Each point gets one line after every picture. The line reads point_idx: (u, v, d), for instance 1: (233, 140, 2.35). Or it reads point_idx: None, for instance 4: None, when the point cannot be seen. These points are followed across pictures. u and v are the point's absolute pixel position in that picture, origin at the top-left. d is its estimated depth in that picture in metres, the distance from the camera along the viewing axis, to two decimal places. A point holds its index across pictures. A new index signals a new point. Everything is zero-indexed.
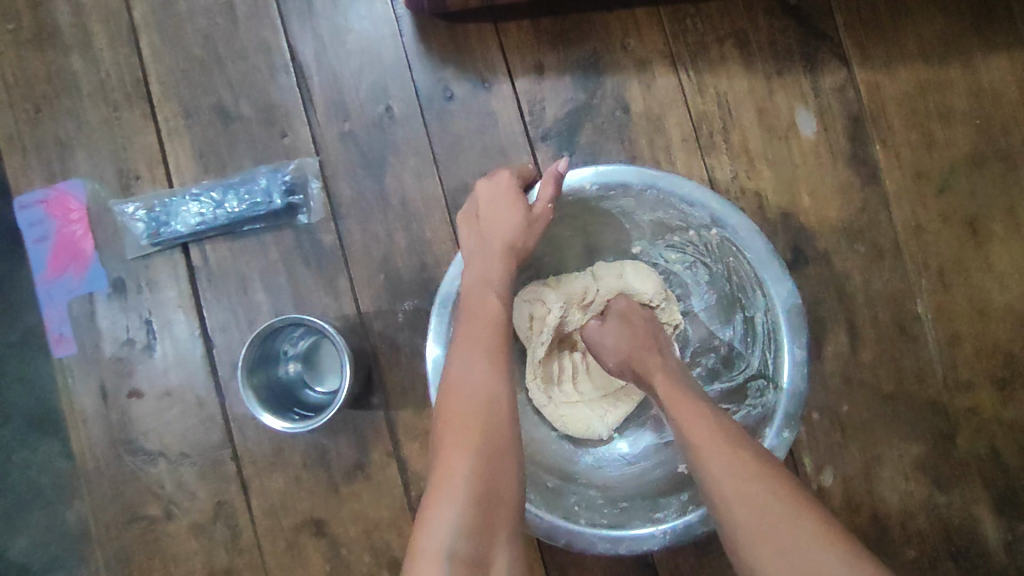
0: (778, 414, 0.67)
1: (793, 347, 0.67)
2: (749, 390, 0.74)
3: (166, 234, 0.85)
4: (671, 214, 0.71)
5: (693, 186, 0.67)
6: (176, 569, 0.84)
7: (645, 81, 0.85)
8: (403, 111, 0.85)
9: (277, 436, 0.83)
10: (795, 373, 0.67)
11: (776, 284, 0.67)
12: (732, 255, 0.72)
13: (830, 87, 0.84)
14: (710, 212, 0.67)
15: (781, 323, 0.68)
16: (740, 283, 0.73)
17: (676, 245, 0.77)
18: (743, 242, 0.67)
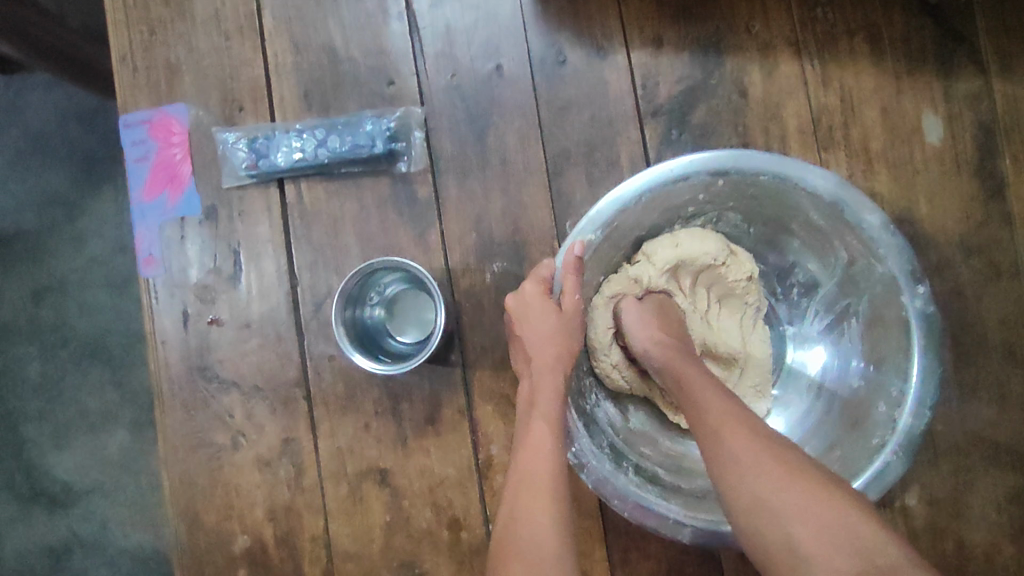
0: (898, 273, 0.65)
1: (864, 205, 0.65)
2: (855, 280, 0.71)
3: (264, 166, 0.84)
4: (680, 193, 0.70)
5: (673, 164, 0.66)
6: (237, 499, 0.85)
7: (766, 67, 0.81)
8: (513, 71, 0.84)
9: (352, 381, 0.83)
10: (879, 228, 0.65)
11: (802, 174, 0.65)
12: (749, 189, 0.69)
13: (964, 93, 0.80)
14: (709, 167, 0.66)
15: (840, 203, 0.65)
16: (778, 204, 0.70)
17: (700, 213, 0.74)
18: (750, 165, 0.66)
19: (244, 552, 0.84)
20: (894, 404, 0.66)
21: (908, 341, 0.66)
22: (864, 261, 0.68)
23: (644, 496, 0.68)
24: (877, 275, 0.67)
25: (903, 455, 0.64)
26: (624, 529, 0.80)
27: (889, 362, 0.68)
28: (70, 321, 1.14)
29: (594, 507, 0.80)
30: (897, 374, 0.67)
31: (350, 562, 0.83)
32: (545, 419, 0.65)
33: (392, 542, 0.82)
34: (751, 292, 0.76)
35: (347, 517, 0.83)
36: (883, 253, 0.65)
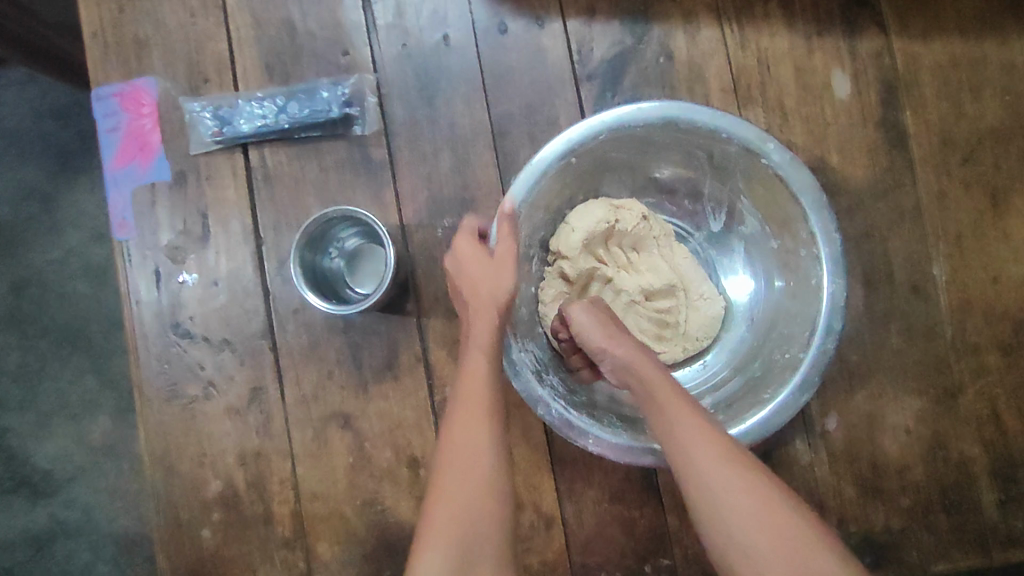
0: (785, 177, 0.73)
1: (746, 129, 0.73)
2: (756, 191, 0.80)
3: (228, 133, 0.91)
4: (580, 158, 0.77)
5: (572, 135, 0.73)
6: (209, 447, 0.90)
7: (691, 32, 0.89)
8: (459, 40, 0.90)
9: (315, 332, 0.89)
10: (759, 142, 0.73)
11: (679, 111, 0.73)
12: (646, 134, 0.77)
13: (868, 52, 0.88)
14: (584, 139, 0.73)
15: (725, 130, 0.73)
16: (682, 141, 0.78)
17: (616, 161, 0.83)
18: (626, 117, 0.73)
19: (217, 497, 0.89)
20: (814, 314, 0.74)
21: (818, 254, 0.74)
22: (768, 185, 0.77)
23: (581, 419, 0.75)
24: (780, 195, 0.76)
25: (826, 352, 0.72)
26: (570, 460, 0.87)
27: (803, 279, 0.77)
28: (51, 314, 1.19)
29: (543, 440, 0.87)
30: (811, 286, 0.75)
31: (317, 502, 0.88)
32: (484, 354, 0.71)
33: (356, 482, 0.88)
34: (654, 228, 0.84)
35: (313, 459, 0.88)
36: (781, 176, 0.74)
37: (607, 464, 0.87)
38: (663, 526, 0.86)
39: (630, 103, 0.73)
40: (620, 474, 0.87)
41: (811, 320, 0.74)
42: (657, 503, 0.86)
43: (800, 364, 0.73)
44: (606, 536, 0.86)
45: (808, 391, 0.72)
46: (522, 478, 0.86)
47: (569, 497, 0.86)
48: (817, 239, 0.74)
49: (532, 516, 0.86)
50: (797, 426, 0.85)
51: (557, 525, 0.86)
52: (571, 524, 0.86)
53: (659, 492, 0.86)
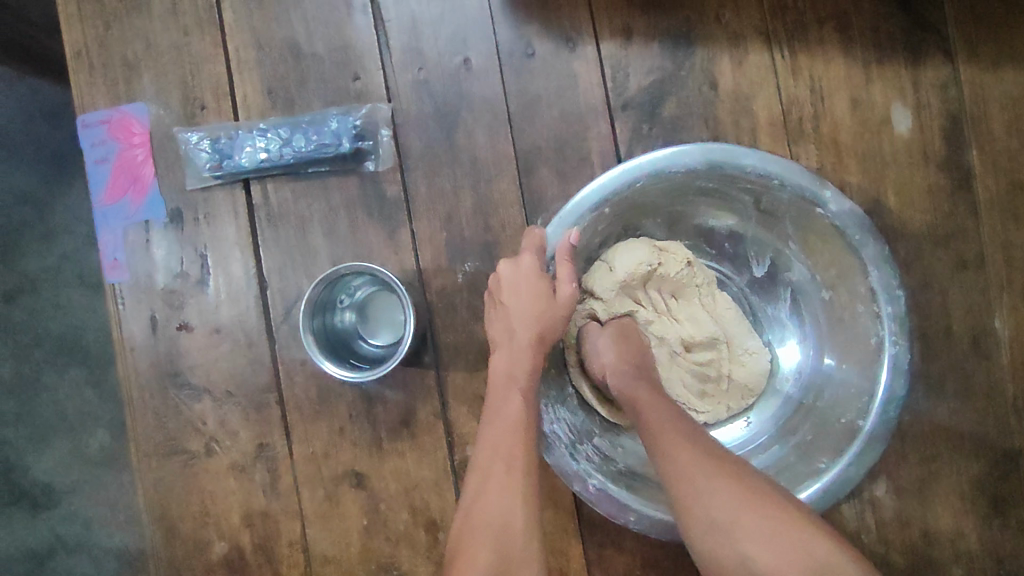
0: (846, 229, 0.68)
1: (800, 175, 0.67)
2: (808, 241, 0.73)
3: (228, 167, 0.83)
4: (612, 210, 0.71)
5: (607, 180, 0.67)
6: (212, 506, 0.84)
7: (736, 58, 0.81)
8: (482, 64, 0.82)
9: (325, 384, 0.83)
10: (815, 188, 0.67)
11: (727, 154, 0.67)
12: (689, 181, 0.70)
13: (931, 83, 0.80)
14: (616, 189, 0.67)
15: (778, 176, 0.67)
16: (728, 186, 0.71)
17: (653, 208, 0.75)
18: (665, 163, 0.67)
19: (221, 559, 0.84)
20: (867, 388, 0.69)
21: (878, 320, 0.69)
22: (826, 238, 0.71)
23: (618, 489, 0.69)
24: (837, 246, 0.70)
25: (886, 418, 0.68)
26: (599, 526, 0.81)
27: (858, 342, 0.72)
28: (43, 328, 1.07)
29: (571, 504, 0.81)
30: (868, 351, 0.70)
31: (328, 566, 0.83)
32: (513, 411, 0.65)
33: (370, 545, 0.82)
34: (698, 275, 0.76)
35: (324, 521, 0.83)
36: (843, 232, 0.68)
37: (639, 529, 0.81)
38: None
39: (668, 146, 0.67)
40: (653, 540, 0.81)
41: (864, 392, 0.70)
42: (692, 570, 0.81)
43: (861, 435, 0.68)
44: None
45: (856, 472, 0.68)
46: (549, 543, 0.81)
47: (598, 565, 0.81)
48: (879, 303, 0.68)
49: None
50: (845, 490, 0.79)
51: None
52: None
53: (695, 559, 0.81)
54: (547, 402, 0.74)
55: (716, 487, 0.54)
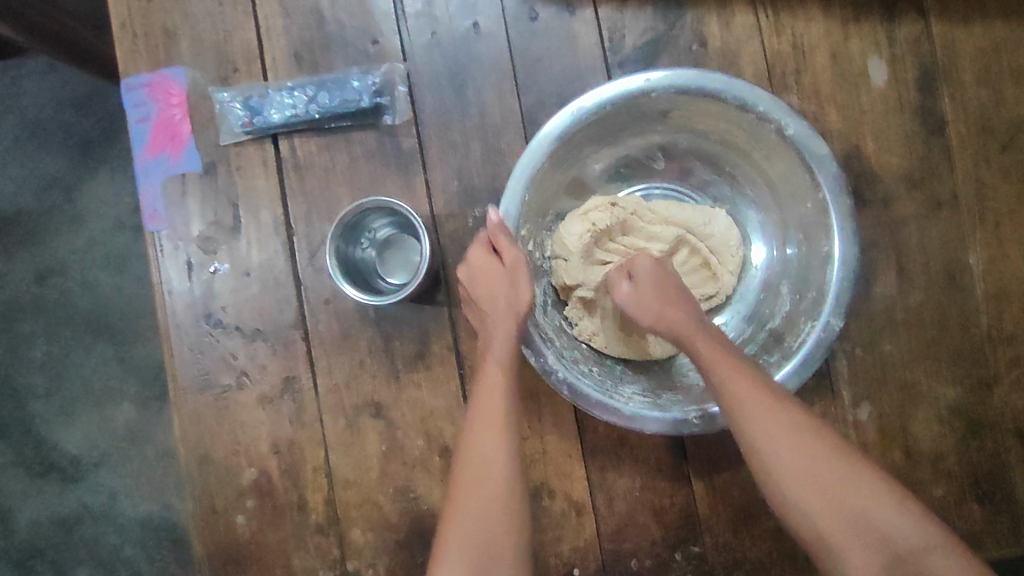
0: (802, 144, 0.72)
1: (754, 92, 0.71)
2: (767, 155, 0.78)
3: (258, 123, 0.90)
4: (566, 148, 0.77)
5: (568, 114, 0.73)
6: (243, 435, 0.91)
7: (724, 18, 0.88)
8: (490, 27, 0.89)
9: (346, 322, 0.90)
10: (767, 103, 0.71)
11: (674, 79, 0.71)
12: (640, 109, 0.76)
13: (906, 38, 0.86)
14: (566, 129, 0.73)
15: (732, 94, 0.71)
16: (688, 110, 0.76)
17: (617, 138, 0.81)
18: (609, 99, 0.73)
19: (251, 484, 0.90)
20: (822, 281, 0.74)
21: (828, 221, 0.73)
22: (782, 155, 0.75)
23: (609, 398, 0.75)
24: (792, 159, 0.74)
25: (841, 308, 0.72)
26: (601, 450, 0.87)
27: (813, 241, 0.76)
28: (78, 301, 1.20)
29: (574, 431, 0.87)
30: (821, 254, 0.75)
31: (349, 490, 0.89)
32: (507, 339, 0.74)
33: (388, 470, 0.89)
34: (627, 203, 0.83)
35: (346, 448, 0.89)
36: (797, 148, 0.72)
37: (638, 453, 0.87)
38: (694, 514, 0.86)
39: (612, 82, 0.73)
40: (651, 463, 0.87)
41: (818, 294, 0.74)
42: (688, 492, 0.86)
43: (825, 309, 0.72)
44: (638, 524, 0.86)
45: (829, 336, 0.72)
46: (553, 466, 0.87)
47: (600, 486, 0.87)
48: (828, 207, 0.73)
49: (562, 504, 0.87)
50: (830, 415, 0.85)
51: (588, 513, 0.87)
52: (602, 513, 0.87)
53: (690, 481, 0.87)
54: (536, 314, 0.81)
55: (795, 454, 0.61)
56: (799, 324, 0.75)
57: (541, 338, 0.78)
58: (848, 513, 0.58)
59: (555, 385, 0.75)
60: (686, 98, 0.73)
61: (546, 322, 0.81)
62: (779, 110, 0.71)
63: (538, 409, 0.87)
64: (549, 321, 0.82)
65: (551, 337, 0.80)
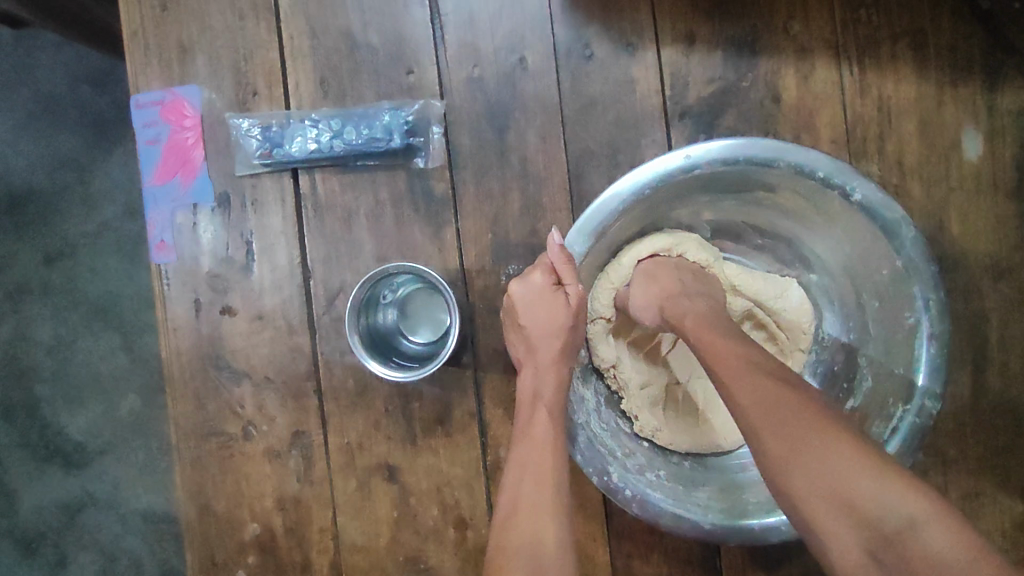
0: (877, 210, 0.63)
1: (811, 156, 0.62)
2: (835, 222, 0.68)
3: (278, 156, 0.83)
4: (604, 237, 0.67)
5: (605, 204, 0.63)
6: (246, 488, 0.85)
7: (803, 71, 0.78)
8: (538, 64, 0.80)
9: (363, 377, 0.83)
10: (832, 168, 0.62)
11: (717, 151, 0.62)
12: (694, 181, 0.66)
13: (1008, 108, 0.76)
14: (604, 221, 0.64)
15: (787, 161, 0.62)
16: (737, 182, 0.67)
17: (657, 213, 0.71)
18: (646, 184, 0.63)
19: (252, 539, 0.85)
20: (911, 357, 0.65)
21: (909, 291, 0.65)
22: (855, 227, 0.67)
23: (686, 508, 0.64)
24: (867, 234, 0.66)
25: (936, 388, 0.64)
26: (629, 537, 0.80)
27: (895, 320, 0.67)
28: (87, 298, 1.11)
29: (601, 515, 0.80)
30: (904, 324, 0.66)
31: (356, 554, 0.84)
32: (550, 411, 0.64)
33: (398, 537, 0.83)
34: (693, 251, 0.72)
35: (355, 511, 0.84)
36: (866, 214, 0.63)
37: (667, 542, 0.81)
38: None
39: (645, 164, 0.63)
40: (681, 555, 0.80)
41: (903, 385, 0.66)
42: None
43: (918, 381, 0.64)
44: None
45: (925, 420, 0.64)
46: (577, 550, 0.81)
47: None
48: (915, 298, 0.64)
49: None
50: None
51: None
52: None
53: None
54: (584, 413, 0.70)
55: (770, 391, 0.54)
56: (888, 410, 0.67)
57: (603, 451, 0.66)
58: (839, 482, 0.49)
59: (623, 503, 0.64)
60: (736, 171, 0.63)
61: (600, 428, 0.70)
62: (843, 173, 0.62)
63: None
64: (605, 426, 0.71)
65: (611, 446, 0.69)
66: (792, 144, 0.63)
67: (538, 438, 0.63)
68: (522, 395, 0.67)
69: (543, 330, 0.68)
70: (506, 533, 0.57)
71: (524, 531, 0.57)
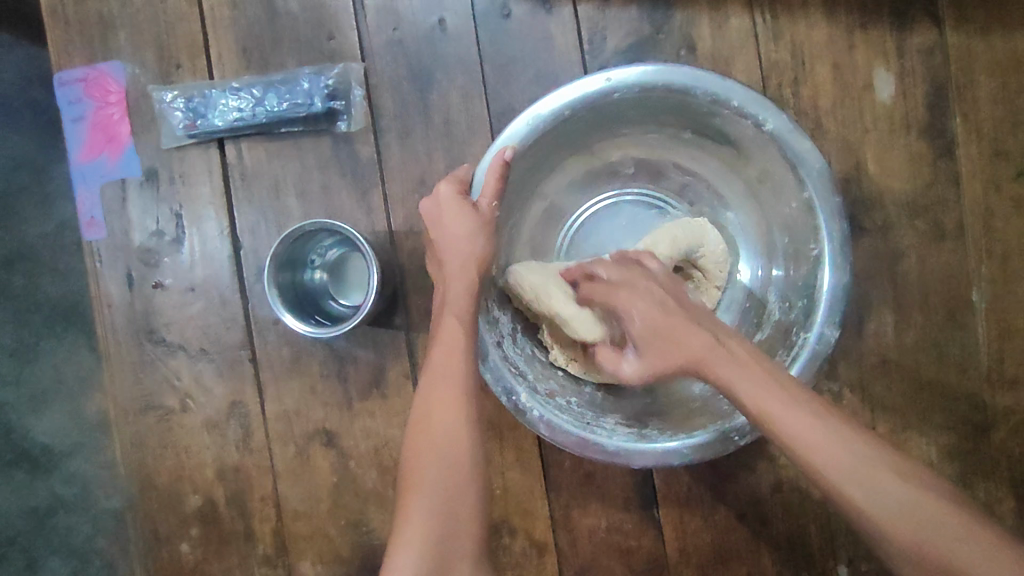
0: (789, 136, 0.64)
1: (726, 86, 0.64)
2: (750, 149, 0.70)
3: (202, 126, 0.83)
4: (527, 157, 0.70)
5: (528, 122, 0.66)
6: (187, 461, 0.85)
7: (717, 20, 0.79)
8: (457, 24, 0.81)
9: (297, 344, 0.83)
10: (747, 96, 0.64)
11: (634, 77, 0.64)
12: (615, 105, 0.68)
13: (917, 48, 0.78)
14: (525, 139, 0.66)
15: (703, 90, 0.64)
16: (661, 107, 0.69)
17: (582, 144, 0.75)
18: (568, 104, 0.65)
19: (195, 512, 0.85)
20: (814, 287, 0.66)
21: (814, 217, 0.66)
22: (768, 154, 0.68)
23: (594, 433, 0.67)
24: (781, 167, 0.67)
25: (835, 315, 0.65)
26: (566, 489, 0.81)
27: (801, 246, 0.69)
28: None
29: (538, 468, 0.81)
30: (810, 256, 0.67)
31: (299, 522, 0.84)
32: (458, 323, 0.66)
33: (340, 502, 0.83)
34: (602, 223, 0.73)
35: (296, 477, 0.84)
36: (775, 141, 0.65)
37: (604, 491, 0.81)
38: (663, 558, 0.81)
39: (572, 84, 0.65)
40: (618, 505, 0.81)
41: (804, 321, 0.67)
42: (657, 535, 0.81)
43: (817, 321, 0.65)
44: (602, 567, 0.82)
45: (825, 348, 0.65)
46: (515, 504, 0.81)
47: (563, 527, 0.81)
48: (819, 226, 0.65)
49: (523, 544, 0.82)
50: None
51: (550, 554, 0.82)
52: (565, 554, 0.82)
53: (660, 524, 0.81)
54: (496, 337, 0.72)
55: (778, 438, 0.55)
56: (794, 336, 0.68)
57: (513, 372, 0.69)
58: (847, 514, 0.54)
59: (531, 424, 0.67)
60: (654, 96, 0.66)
61: (514, 352, 0.73)
62: (758, 104, 0.64)
63: (499, 444, 0.81)
64: (520, 351, 0.74)
65: (525, 371, 0.72)
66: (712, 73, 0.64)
67: (447, 345, 0.66)
68: (434, 308, 0.69)
69: (459, 238, 0.68)
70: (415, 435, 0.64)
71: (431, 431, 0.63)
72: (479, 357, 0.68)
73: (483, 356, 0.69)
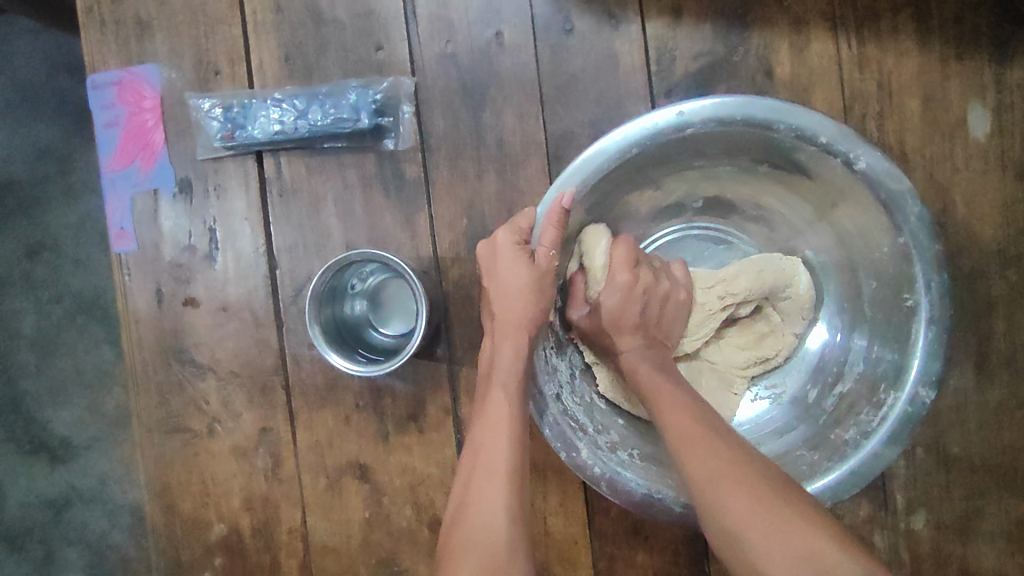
0: (878, 173, 0.59)
1: (812, 119, 0.58)
2: (840, 189, 0.64)
3: (240, 138, 0.78)
4: (591, 195, 0.64)
5: (593, 155, 0.61)
6: (213, 488, 0.82)
7: (798, 44, 0.73)
8: (515, 39, 0.75)
9: (332, 371, 0.79)
10: (833, 130, 0.58)
11: (711, 109, 0.59)
12: (688, 143, 0.63)
13: (1018, 82, 0.71)
14: (590, 173, 0.61)
15: (786, 123, 0.59)
16: (737, 144, 0.63)
17: (648, 183, 0.69)
18: (631, 142, 0.60)
19: (220, 541, 0.82)
20: (907, 340, 0.62)
21: (911, 272, 0.61)
22: (858, 199, 0.63)
23: (660, 487, 0.63)
24: (869, 210, 0.62)
25: (931, 374, 0.60)
26: (611, 538, 0.76)
27: (891, 297, 0.64)
28: None
29: (582, 515, 0.77)
30: (903, 308, 0.63)
31: (327, 557, 0.80)
32: (506, 393, 0.63)
33: (371, 539, 0.79)
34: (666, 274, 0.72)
35: (326, 511, 0.80)
36: (868, 182, 0.60)
37: (652, 542, 0.76)
38: None
39: (633, 121, 0.60)
40: (666, 557, 0.76)
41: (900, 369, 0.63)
42: None
43: (909, 380, 0.61)
44: None
45: (918, 410, 0.60)
46: (556, 551, 0.77)
47: None
48: (921, 287, 0.60)
49: None
50: (880, 523, 0.73)
51: None
52: None
53: None
54: (555, 388, 0.67)
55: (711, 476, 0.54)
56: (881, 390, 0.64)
57: (574, 427, 0.65)
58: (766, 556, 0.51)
59: (595, 482, 0.63)
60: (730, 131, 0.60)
61: (572, 402, 0.68)
62: (846, 137, 0.59)
63: (542, 488, 0.77)
64: (579, 398, 0.70)
65: (584, 422, 0.67)
66: (794, 104, 0.59)
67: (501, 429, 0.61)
68: (479, 376, 0.67)
69: (511, 294, 0.66)
70: (456, 530, 0.57)
71: (474, 523, 0.57)
72: (537, 414, 0.64)
73: (540, 414, 0.64)
